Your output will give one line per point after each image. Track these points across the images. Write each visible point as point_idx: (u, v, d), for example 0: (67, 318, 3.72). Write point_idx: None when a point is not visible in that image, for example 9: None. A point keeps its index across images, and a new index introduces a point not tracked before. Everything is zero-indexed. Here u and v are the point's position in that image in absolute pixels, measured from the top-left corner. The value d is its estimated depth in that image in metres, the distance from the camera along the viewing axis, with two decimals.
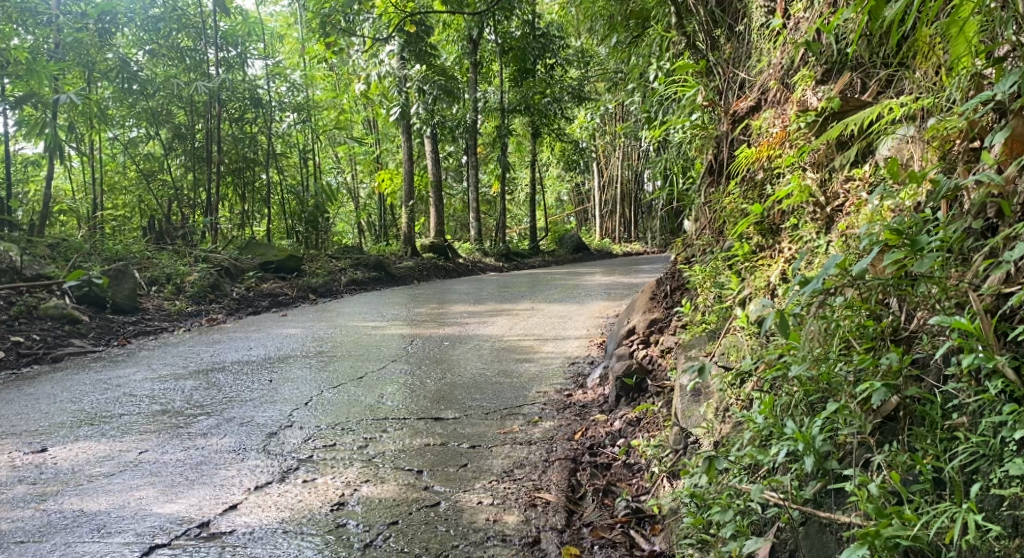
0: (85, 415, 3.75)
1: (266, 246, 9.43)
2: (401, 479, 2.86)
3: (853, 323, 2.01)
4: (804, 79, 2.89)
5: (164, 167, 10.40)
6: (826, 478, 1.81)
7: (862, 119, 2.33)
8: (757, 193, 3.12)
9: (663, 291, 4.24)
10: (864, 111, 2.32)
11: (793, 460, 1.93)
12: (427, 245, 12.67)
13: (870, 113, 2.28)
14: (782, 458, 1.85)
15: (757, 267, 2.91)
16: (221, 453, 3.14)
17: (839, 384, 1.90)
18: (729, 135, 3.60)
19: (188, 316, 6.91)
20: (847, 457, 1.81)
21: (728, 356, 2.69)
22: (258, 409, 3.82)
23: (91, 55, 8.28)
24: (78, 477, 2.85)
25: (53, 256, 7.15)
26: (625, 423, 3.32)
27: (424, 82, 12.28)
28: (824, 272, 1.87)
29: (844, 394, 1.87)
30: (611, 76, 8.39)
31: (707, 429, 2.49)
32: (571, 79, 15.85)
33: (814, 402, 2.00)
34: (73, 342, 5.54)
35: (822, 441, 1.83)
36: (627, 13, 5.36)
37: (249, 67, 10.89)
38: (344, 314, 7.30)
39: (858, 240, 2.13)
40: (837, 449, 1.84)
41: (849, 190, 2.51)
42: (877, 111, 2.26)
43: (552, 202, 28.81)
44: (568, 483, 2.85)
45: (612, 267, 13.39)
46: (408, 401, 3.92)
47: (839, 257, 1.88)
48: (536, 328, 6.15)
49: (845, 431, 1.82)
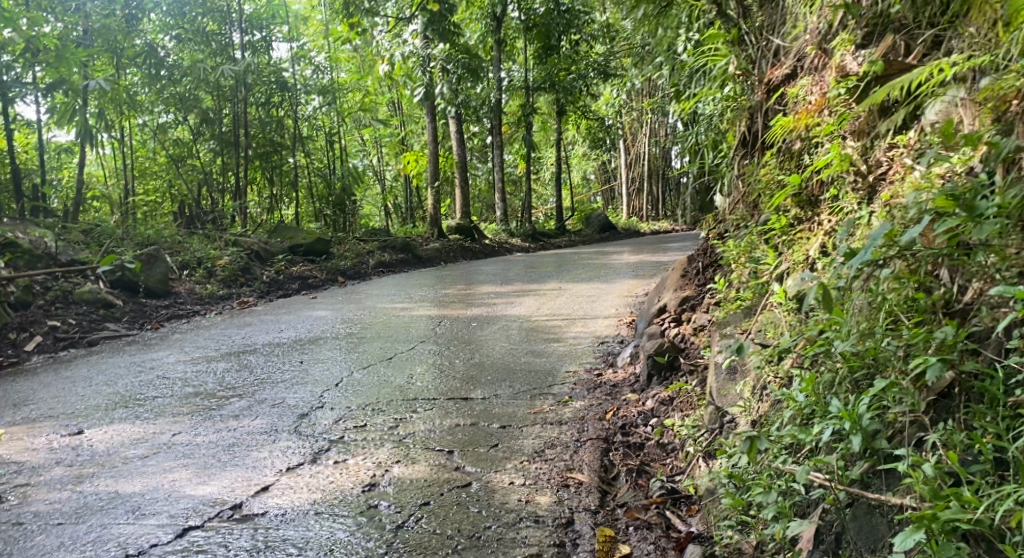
0: (120, 397, 3.80)
1: (294, 229, 9.48)
2: (432, 460, 2.83)
3: (901, 296, 1.92)
4: (844, 43, 2.76)
5: (193, 152, 10.47)
6: (876, 458, 1.74)
7: (908, 82, 2.22)
8: (794, 164, 3.02)
9: (695, 268, 4.14)
10: (911, 72, 2.21)
11: (838, 439, 1.86)
12: (453, 227, 12.63)
13: (918, 74, 2.16)
14: (826, 438, 1.78)
15: (795, 241, 2.81)
16: (254, 435, 3.14)
17: (888, 360, 1.82)
18: (764, 105, 3.49)
19: (220, 300, 6.99)
20: (898, 436, 1.74)
21: (765, 333, 2.60)
22: (290, 390, 3.83)
23: (119, 42, 8.35)
24: (114, 459, 2.88)
25: (86, 241, 7.25)
26: (658, 403, 3.26)
27: (448, 61, 11.93)
28: (871, 242, 1.78)
29: (894, 371, 1.79)
30: (638, 50, 8.25)
31: (744, 407, 2.42)
32: (598, 54, 15.61)
33: (859, 379, 1.92)
34: (108, 326, 5.62)
35: (869, 420, 1.76)
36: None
37: (273, 50, 10.89)
38: (373, 296, 7.32)
39: (904, 208, 2.03)
40: (887, 428, 1.76)
41: (893, 157, 2.39)
42: (926, 71, 2.15)
43: (579, 181, 28.57)
44: (601, 463, 2.80)
45: (640, 246, 13.19)
46: (437, 382, 3.89)
47: (887, 226, 1.79)
48: (565, 308, 6.10)
49: (895, 410, 1.74)
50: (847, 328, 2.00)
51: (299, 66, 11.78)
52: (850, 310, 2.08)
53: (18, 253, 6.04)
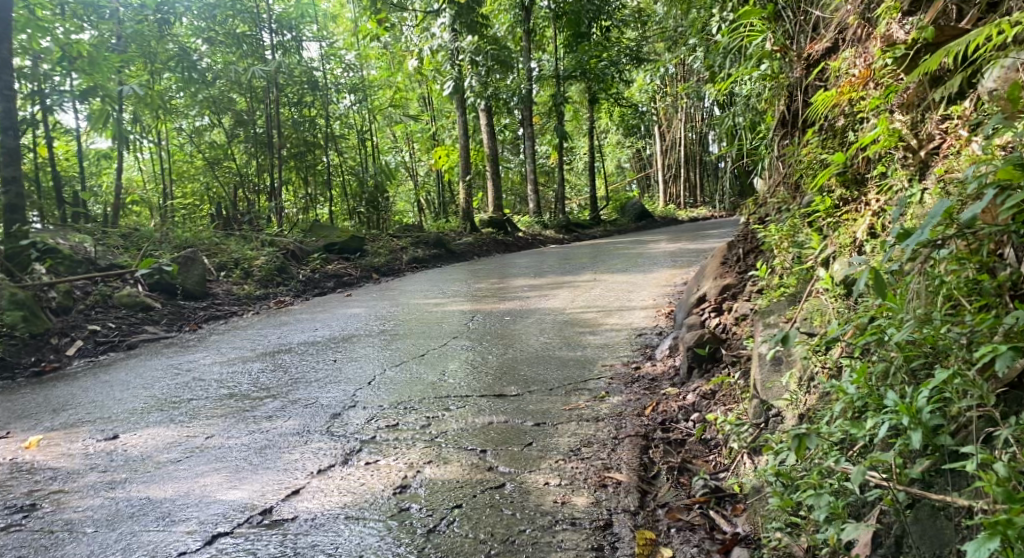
0: (156, 400, 3.81)
1: (328, 228, 9.51)
2: (466, 460, 2.76)
3: (961, 278, 1.76)
4: (889, 11, 2.58)
5: (228, 154, 10.57)
6: (938, 456, 1.60)
7: (961, 47, 2.06)
8: (837, 142, 2.85)
9: (736, 255, 3.98)
10: (966, 36, 2.04)
11: (895, 435, 1.72)
12: (486, 221, 12.54)
13: (975, 37, 1.98)
14: (883, 434, 1.64)
15: (841, 223, 2.65)
16: (286, 437, 3.11)
17: (948, 348, 1.68)
18: (804, 81, 3.33)
19: (256, 300, 7.02)
20: (962, 431, 1.59)
21: (811, 321, 2.47)
22: (323, 390, 3.79)
23: (154, 48, 8.52)
24: (147, 464, 2.87)
25: (125, 244, 7.35)
26: (699, 397, 3.12)
27: (477, 53, 11.81)
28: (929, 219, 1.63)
29: (957, 359, 1.65)
30: (671, 34, 8.05)
31: (791, 401, 2.29)
32: (629, 40, 15.34)
33: (917, 369, 1.77)
34: (147, 329, 5.68)
35: (930, 413, 1.62)
36: None
37: (304, 49, 10.89)
38: (406, 292, 7.28)
39: (961, 184, 1.88)
40: (950, 423, 1.62)
41: (947, 130, 2.22)
42: (984, 33, 1.97)
43: (613, 171, 28.23)
44: (640, 461, 2.69)
45: (677, 234, 12.93)
46: (470, 379, 3.82)
47: (946, 202, 1.64)
48: (600, 299, 5.98)
49: (960, 405, 1.59)
50: (901, 314, 1.87)
51: (330, 65, 11.79)
52: (904, 295, 1.93)
53: (58, 258, 6.13)
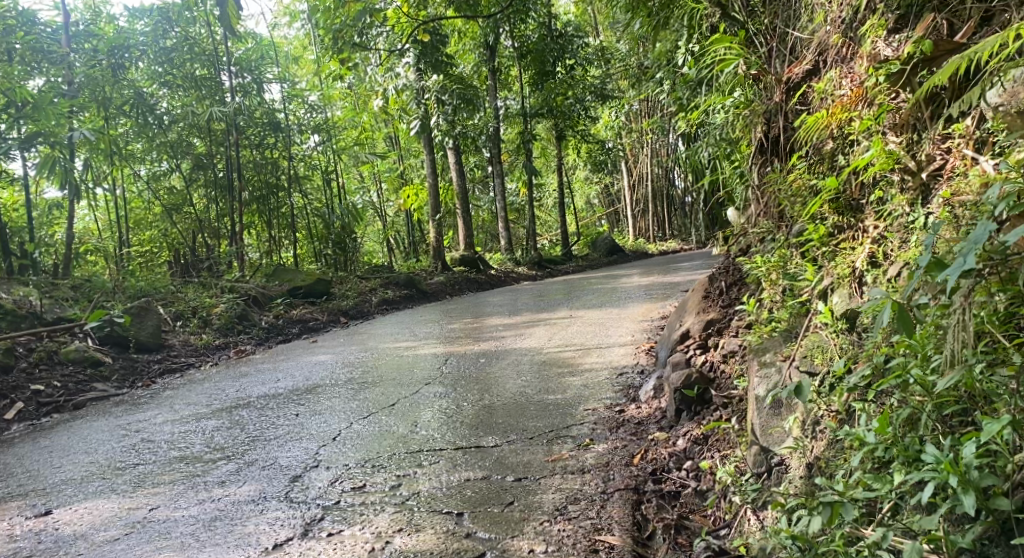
0: (98, 467, 3.47)
1: (293, 271, 9.15)
2: (440, 525, 2.50)
3: (993, 313, 1.61)
4: (875, 28, 2.46)
5: (187, 200, 10.24)
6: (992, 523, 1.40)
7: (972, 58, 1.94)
8: (827, 166, 2.71)
9: (718, 288, 3.80)
10: (973, 48, 1.91)
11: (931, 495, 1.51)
12: (457, 259, 12.30)
13: (986, 47, 1.86)
14: (925, 495, 1.43)
15: (838, 251, 2.48)
16: (239, 505, 2.81)
17: (996, 394, 1.51)
18: (783, 107, 3.19)
19: (216, 349, 6.67)
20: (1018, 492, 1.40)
21: (812, 359, 2.27)
22: (283, 448, 3.49)
23: (107, 93, 8.16)
24: (81, 545, 2.58)
25: (75, 296, 6.96)
26: (690, 442, 2.88)
27: (443, 92, 11.66)
28: (971, 247, 1.46)
29: (1008, 407, 1.48)
30: (634, 71, 8.07)
31: (795, 448, 2.07)
32: (593, 77, 15.46)
33: (953, 419, 1.60)
34: (96, 386, 5.31)
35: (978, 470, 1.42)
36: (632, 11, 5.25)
37: (266, 91, 10.60)
38: (375, 335, 6.98)
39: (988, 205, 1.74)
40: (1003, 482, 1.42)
41: (948, 150, 2.09)
42: (996, 42, 1.84)
43: (581, 206, 28.33)
44: (633, 519, 2.45)
45: (650, 267, 12.78)
46: (443, 430, 3.54)
47: (985, 228, 1.46)
48: (577, 337, 5.77)
49: (1013, 459, 1.42)
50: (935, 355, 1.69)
51: (293, 106, 11.57)
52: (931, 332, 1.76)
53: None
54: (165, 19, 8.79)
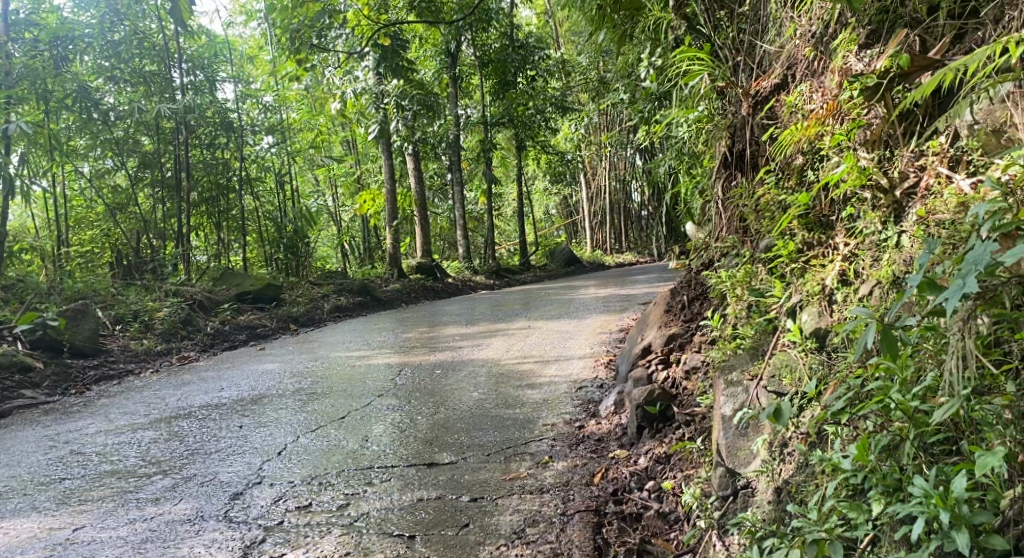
0: (19, 482, 3.21)
1: (242, 274, 8.84)
2: (390, 550, 2.35)
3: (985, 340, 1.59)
4: (847, 42, 2.44)
5: (132, 199, 9.81)
6: None
7: (959, 71, 1.91)
8: (795, 181, 2.68)
9: (680, 302, 3.73)
10: (959, 60, 1.89)
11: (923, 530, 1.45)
12: (414, 266, 12.07)
13: (973, 60, 1.84)
14: (914, 531, 1.39)
15: (808, 268, 2.44)
16: (173, 525, 2.61)
17: (986, 424, 1.50)
18: (750, 119, 3.14)
19: (158, 356, 6.36)
20: (1008, 529, 1.36)
21: (780, 379, 2.21)
22: (224, 462, 3.29)
23: (48, 86, 7.61)
24: None
25: (6, 297, 6.57)
26: (652, 461, 2.79)
27: (403, 98, 11.37)
28: (972, 267, 1.42)
29: (997, 438, 1.47)
30: (594, 84, 8.05)
31: (764, 471, 1.99)
32: (553, 89, 15.43)
33: (941, 450, 1.58)
34: (24, 393, 4.98)
35: (970, 505, 1.39)
36: (596, 22, 5.18)
37: (218, 90, 10.25)
38: (327, 343, 6.76)
39: (970, 222, 1.72)
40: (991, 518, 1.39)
41: (923, 168, 2.09)
42: (983, 55, 1.82)
43: (540, 215, 28.28)
44: (594, 544, 2.34)
45: (607, 279, 12.78)
46: (396, 445, 3.38)
47: (987, 248, 1.42)
48: (535, 348, 5.66)
49: (1005, 494, 1.39)
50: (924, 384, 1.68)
51: (246, 107, 11.24)
52: (914, 359, 1.73)
53: None
54: (113, 12, 8.45)
